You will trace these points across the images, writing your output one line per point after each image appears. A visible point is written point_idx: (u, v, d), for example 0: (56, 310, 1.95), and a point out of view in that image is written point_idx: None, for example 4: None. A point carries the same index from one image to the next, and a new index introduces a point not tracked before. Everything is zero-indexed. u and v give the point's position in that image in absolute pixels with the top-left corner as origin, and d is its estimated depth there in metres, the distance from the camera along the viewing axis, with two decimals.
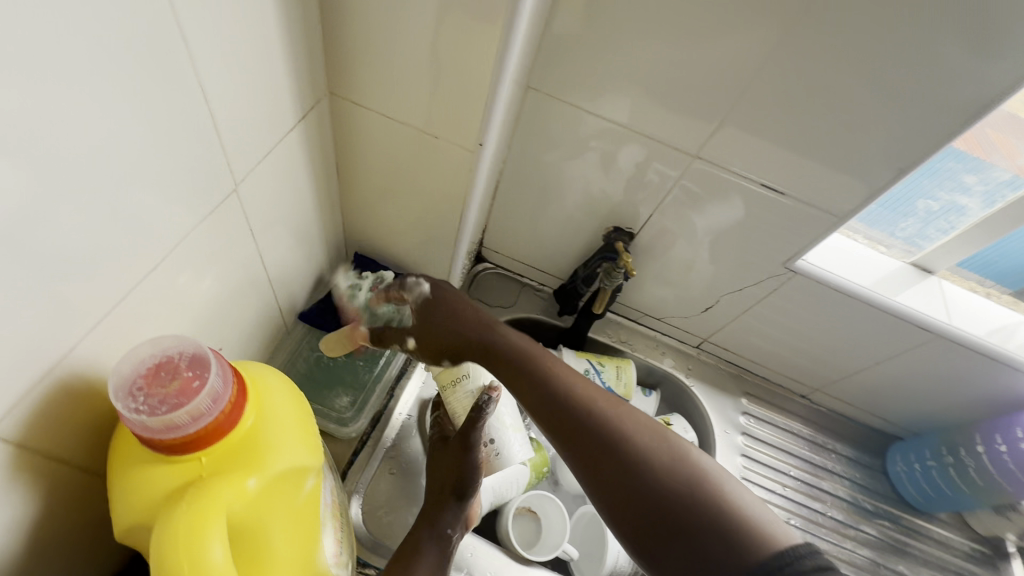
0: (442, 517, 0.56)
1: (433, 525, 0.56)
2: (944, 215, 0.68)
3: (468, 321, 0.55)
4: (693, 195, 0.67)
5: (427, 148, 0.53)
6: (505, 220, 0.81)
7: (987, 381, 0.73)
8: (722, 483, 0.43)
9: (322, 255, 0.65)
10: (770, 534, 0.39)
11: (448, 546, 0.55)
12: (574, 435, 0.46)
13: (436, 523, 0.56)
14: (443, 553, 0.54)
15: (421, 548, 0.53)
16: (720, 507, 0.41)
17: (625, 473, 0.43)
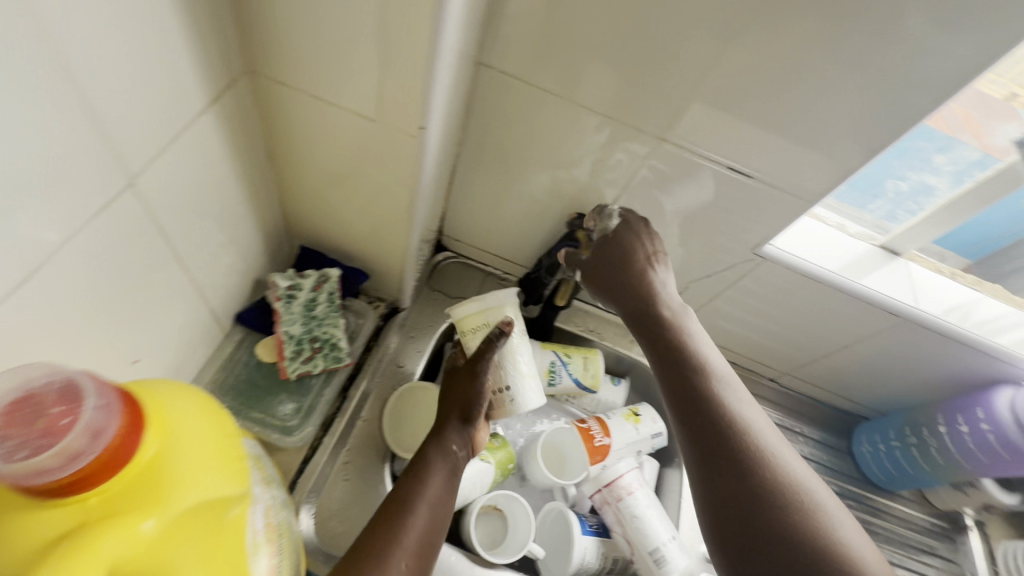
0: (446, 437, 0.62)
1: (438, 443, 0.61)
2: (913, 195, 0.67)
3: (650, 252, 0.65)
4: (659, 180, 0.64)
5: (366, 133, 0.48)
6: (466, 207, 0.76)
7: (952, 363, 0.73)
8: (807, 490, 0.49)
9: (261, 250, 0.60)
10: (830, 525, 0.46)
11: (455, 463, 0.61)
12: (721, 428, 0.53)
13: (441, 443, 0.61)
14: (449, 470, 0.60)
15: (429, 465, 0.59)
16: (795, 504, 0.47)
17: (752, 466, 0.50)
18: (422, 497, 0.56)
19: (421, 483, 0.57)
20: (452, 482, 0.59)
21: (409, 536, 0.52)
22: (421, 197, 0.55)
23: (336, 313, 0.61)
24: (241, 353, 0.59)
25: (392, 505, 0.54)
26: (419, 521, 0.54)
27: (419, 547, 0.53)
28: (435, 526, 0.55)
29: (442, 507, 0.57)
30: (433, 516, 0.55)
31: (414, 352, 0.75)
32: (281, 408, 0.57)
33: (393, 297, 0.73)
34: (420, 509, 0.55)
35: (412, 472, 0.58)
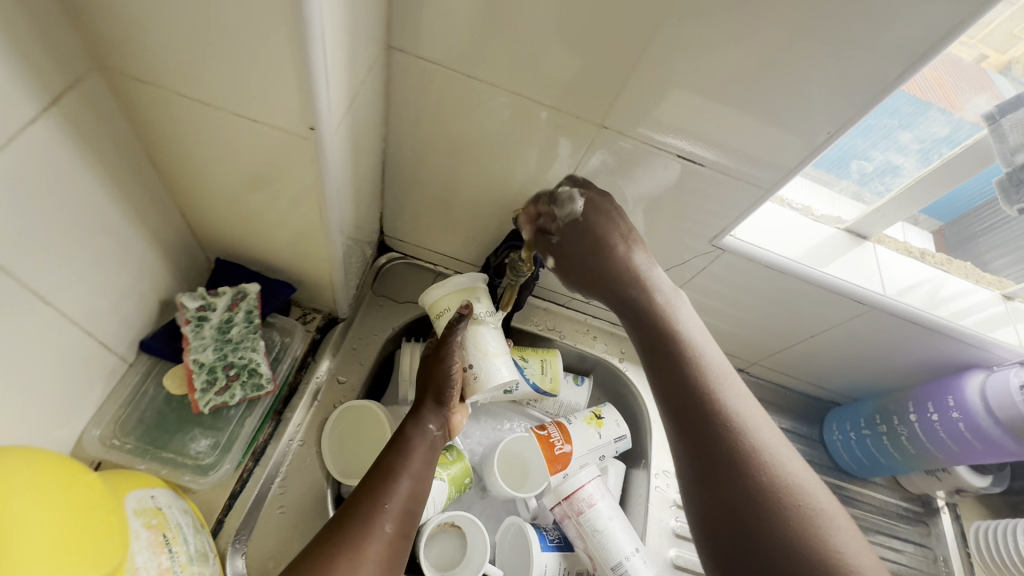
0: (425, 415, 0.62)
1: (418, 420, 0.62)
2: (879, 175, 0.63)
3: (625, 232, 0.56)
4: (606, 170, 0.59)
5: (258, 134, 0.42)
6: (404, 205, 0.70)
7: (922, 349, 0.70)
8: (805, 494, 0.42)
9: (164, 268, 0.54)
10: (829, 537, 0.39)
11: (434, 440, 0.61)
12: (708, 418, 0.45)
13: (420, 419, 0.62)
14: (429, 446, 0.60)
15: (410, 440, 0.59)
16: (790, 509, 0.41)
17: (743, 470, 0.42)
18: (405, 469, 0.57)
19: (402, 456, 0.58)
20: (433, 456, 0.60)
21: (393, 505, 0.54)
22: (335, 203, 0.49)
23: (255, 334, 0.56)
24: (147, 386, 0.53)
25: (376, 475, 0.55)
26: (401, 491, 0.55)
27: (402, 515, 0.54)
28: (418, 495, 0.56)
29: (424, 478, 0.58)
30: (415, 486, 0.56)
31: (356, 366, 0.70)
32: (196, 445, 0.52)
33: (329, 308, 0.67)
34: (403, 480, 0.56)
35: (393, 447, 0.59)
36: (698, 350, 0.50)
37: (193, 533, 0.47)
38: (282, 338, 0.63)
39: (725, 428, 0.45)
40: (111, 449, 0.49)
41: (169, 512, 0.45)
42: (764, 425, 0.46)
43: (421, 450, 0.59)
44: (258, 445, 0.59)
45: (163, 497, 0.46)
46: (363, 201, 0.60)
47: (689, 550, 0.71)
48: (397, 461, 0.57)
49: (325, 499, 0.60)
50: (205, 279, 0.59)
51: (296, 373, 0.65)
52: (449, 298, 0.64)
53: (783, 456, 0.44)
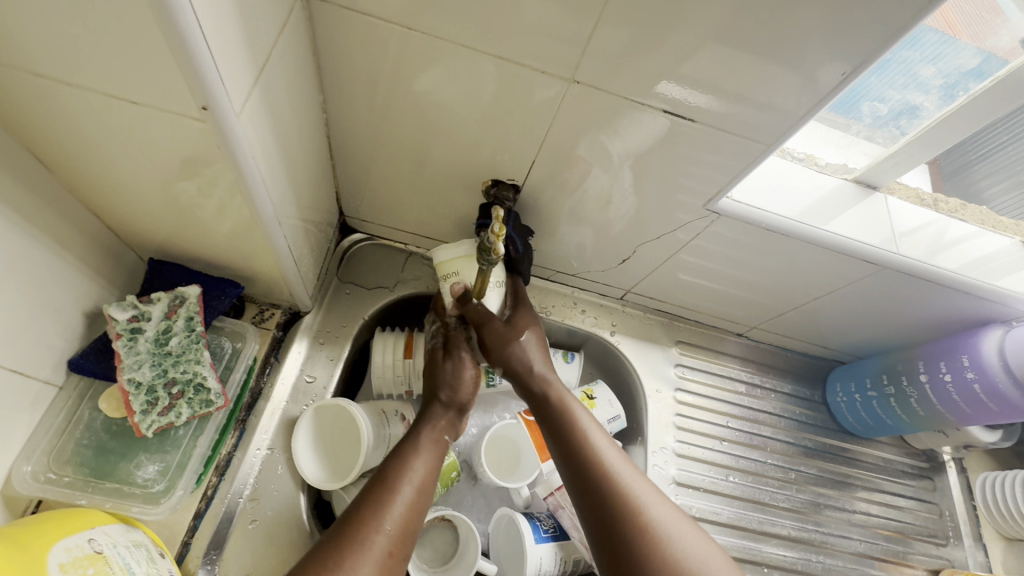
0: (439, 422, 0.59)
1: (433, 429, 0.58)
2: (895, 117, 0.55)
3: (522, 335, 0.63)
4: (583, 131, 0.51)
5: (150, 119, 0.35)
6: (360, 183, 0.63)
7: (937, 306, 0.65)
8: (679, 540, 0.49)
9: (83, 277, 0.47)
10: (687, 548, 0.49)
11: (442, 451, 0.58)
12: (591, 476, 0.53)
13: (435, 428, 0.59)
14: (440, 454, 0.57)
15: (418, 448, 0.56)
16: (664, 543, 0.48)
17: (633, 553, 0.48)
18: (409, 480, 0.52)
19: (405, 462, 0.53)
20: (436, 472, 0.55)
21: (394, 519, 0.48)
22: (263, 192, 0.42)
23: (198, 345, 0.51)
24: (84, 408, 0.48)
25: (377, 486, 0.50)
26: (403, 505, 0.50)
27: (402, 531, 0.48)
28: (418, 512, 0.51)
29: (427, 492, 0.53)
30: (418, 501, 0.51)
31: (327, 362, 0.65)
32: (143, 472, 0.48)
33: (288, 302, 0.61)
34: (404, 491, 0.51)
35: (395, 458, 0.54)
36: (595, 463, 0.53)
37: (146, 568, 0.42)
38: (234, 342, 0.58)
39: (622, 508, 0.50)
40: (47, 484, 0.44)
41: (112, 553, 0.40)
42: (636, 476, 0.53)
43: (427, 461, 0.55)
44: (221, 459, 0.54)
45: (107, 535, 0.41)
46: (306, 183, 0.52)
47: None
48: (399, 473, 0.52)
49: (301, 508, 0.57)
50: (140, 283, 0.53)
51: (258, 376, 0.59)
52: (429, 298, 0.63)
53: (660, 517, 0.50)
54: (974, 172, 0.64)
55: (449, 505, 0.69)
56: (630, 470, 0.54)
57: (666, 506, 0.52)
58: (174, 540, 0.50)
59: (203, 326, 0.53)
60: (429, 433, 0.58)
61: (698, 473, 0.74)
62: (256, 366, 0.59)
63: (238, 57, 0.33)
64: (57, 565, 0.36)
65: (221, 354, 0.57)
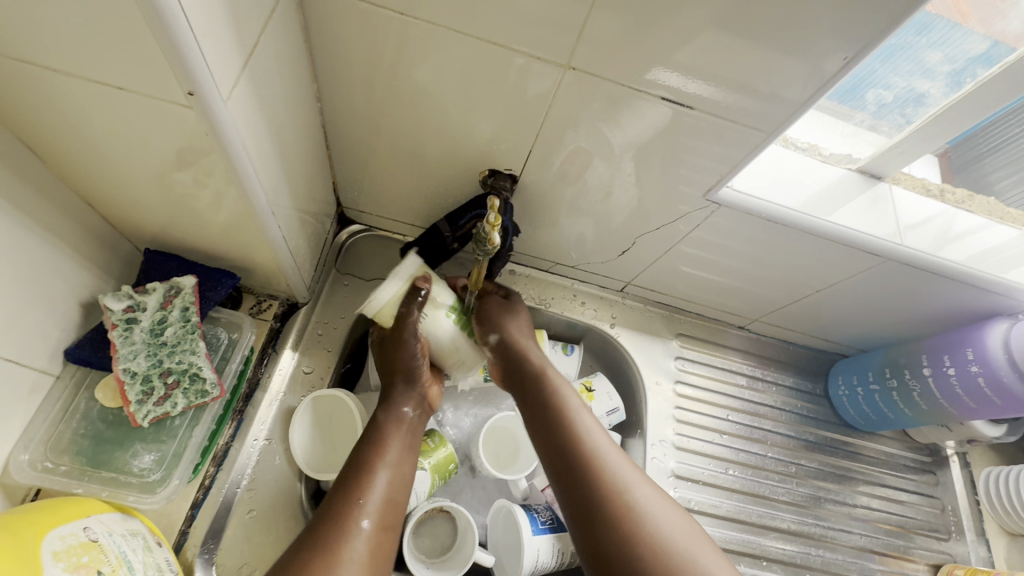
0: (398, 399, 0.58)
1: (389, 408, 0.58)
2: (900, 105, 0.54)
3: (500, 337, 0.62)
4: (582, 119, 0.50)
5: (137, 106, 0.34)
6: (357, 173, 0.62)
7: (942, 298, 0.64)
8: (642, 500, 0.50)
9: (78, 267, 0.47)
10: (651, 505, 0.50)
11: (410, 427, 0.57)
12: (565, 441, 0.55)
13: (394, 409, 0.58)
14: (408, 429, 0.57)
15: (385, 430, 0.56)
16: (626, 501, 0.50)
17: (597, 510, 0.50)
18: (384, 460, 0.53)
19: (377, 447, 0.54)
20: (412, 445, 0.56)
21: (373, 498, 0.50)
22: (255, 180, 0.41)
23: (193, 335, 0.51)
24: (81, 398, 0.48)
25: (352, 471, 0.51)
26: (381, 483, 0.51)
27: (383, 505, 0.50)
28: (400, 485, 0.53)
29: (406, 465, 0.54)
30: (396, 475, 0.53)
31: (324, 353, 0.65)
32: (139, 462, 0.48)
33: (285, 294, 0.61)
34: (382, 474, 0.52)
35: (367, 440, 0.55)
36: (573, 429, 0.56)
37: (143, 557, 0.42)
38: (230, 334, 0.57)
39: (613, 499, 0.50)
40: (44, 473, 0.45)
41: (108, 541, 0.40)
42: (629, 468, 0.52)
43: (397, 437, 0.56)
44: (218, 449, 0.54)
45: (103, 524, 0.42)
46: (301, 172, 0.52)
47: None
48: (373, 455, 0.53)
49: (300, 498, 0.57)
50: (136, 273, 0.53)
51: (255, 366, 0.59)
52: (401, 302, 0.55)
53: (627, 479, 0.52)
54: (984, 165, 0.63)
55: (448, 497, 0.69)
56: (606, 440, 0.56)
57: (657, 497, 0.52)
58: (172, 530, 0.50)
59: (199, 317, 0.53)
60: (388, 411, 0.57)
61: (697, 466, 0.73)
62: (253, 357, 0.59)
63: (224, 42, 0.32)
64: (50, 553, 0.36)
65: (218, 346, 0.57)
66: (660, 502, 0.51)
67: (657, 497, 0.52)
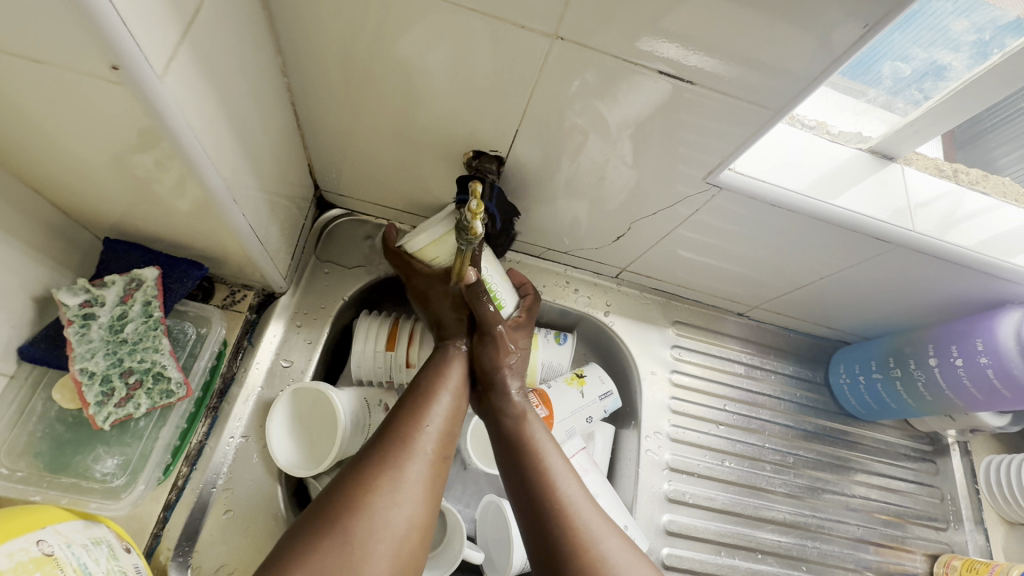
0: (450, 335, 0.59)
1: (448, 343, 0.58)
2: (918, 80, 0.50)
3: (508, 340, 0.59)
4: (576, 96, 0.46)
5: (64, 83, 0.30)
6: (333, 154, 0.58)
7: (953, 286, 0.60)
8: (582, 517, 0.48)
9: (28, 260, 0.44)
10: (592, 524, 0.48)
11: (466, 369, 0.57)
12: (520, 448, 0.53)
13: (452, 339, 0.59)
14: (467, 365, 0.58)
15: (443, 363, 0.56)
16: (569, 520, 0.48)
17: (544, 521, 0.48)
18: (442, 390, 0.53)
19: (436, 377, 0.54)
20: (463, 382, 0.56)
21: (431, 425, 0.49)
22: (209, 164, 0.38)
23: (156, 332, 0.48)
24: (38, 400, 0.45)
25: (412, 398, 0.50)
26: (440, 413, 0.51)
27: (440, 435, 0.49)
28: (455, 419, 0.52)
29: (460, 399, 0.54)
30: (454, 409, 0.52)
31: (303, 345, 0.62)
32: (101, 466, 0.45)
33: (260, 283, 0.58)
34: (440, 401, 0.52)
35: (425, 370, 0.55)
36: (531, 434, 0.54)
37: (106, 567, 0.40)
38: (198, 328, 0.54)
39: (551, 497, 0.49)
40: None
41: (65, 554, 0.38)
42: (574, 482, 0.51)
43: (454, 370, 0.56)
44: (191, 448, 0.51)
45: (60, 534, 0.39)
46: (267, 153, 0.48)
47: (681, 515, 0.68)
48: (432, 385, 0.53)
49: (279, 497, 0.54)
50: (96, 264, 0.49)
51: (229, 361, 0.56)
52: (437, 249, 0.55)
53: (572, 493, 0.50)
54: (989, 139, 0.63)
55: None
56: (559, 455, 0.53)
57: (589, 504, 0.50)
58: (143, 531, 0.48)
59: (162, 311, 0.50)
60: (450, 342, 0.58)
61: (693, 457, 0.71)
62: (226, 351, 0.56)
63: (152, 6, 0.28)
64: None
65: (185, 340, 0.53)
66: (603, 526, 0.48)
67: (606, 525, 0.49)
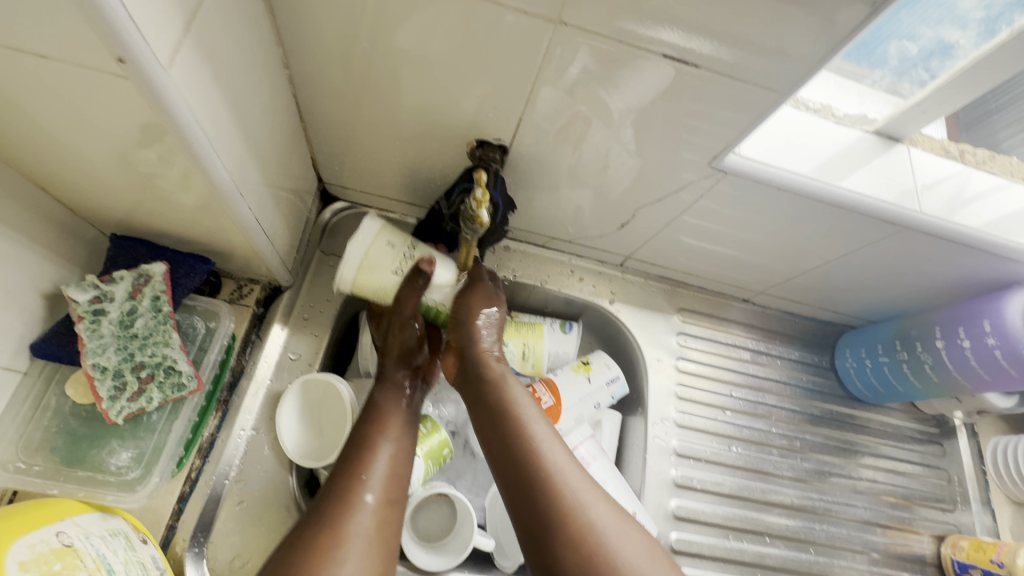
0: (389, 373, 0.56)
1: (388, 386, 0.55)
2: (925, 59, 0.50)
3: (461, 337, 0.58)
4: (580, 83, 0.46)
5: (68, 78, 0.30)
6: (336, 146, 0.58)
7: (961, 267, 0.60)
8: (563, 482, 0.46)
9: (36, 258, 0.44)
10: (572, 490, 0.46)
11: (410, 415, 0.54)
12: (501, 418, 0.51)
13: (393, 388, 0.55)
14: (408, 409, 0.54)
15: (383, 409, 0.53)
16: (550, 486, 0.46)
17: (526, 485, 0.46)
18: (385, 436, 0.50)
19: (377, 426, 0.51)
20: (412, 424, 0.53)
21: (375, 472, 0.46)
22: (214, 157, 0.38)
23: (165, 326, 0.49)
24: (51, 396, 0.46)
25: (351, 451, 0.48)
26: (385, 456, 0.48)
27: (387, 479, 0.47)
28: (404, 460, 0.49)
29: (408, 441, 0.51)
30: (399, 450, 0.49)
31: (310, 338, 0.62)
32: (116, 459, 0.46)
33: (266, 277, 0.58)
34: (383, 447, 0.49)
35: (366, 418, 0.52)
36: (511, 401, 0.52)
37: (124, 558, 0.41)
38: (207, 322, 0.55)
39: (534, 475, 0.46)
40: (17, 473, 0.43)
41: (84, 545, 0.39)
42: (555, 445, 0.49)
43: (397, 414, 0.53)
44: (204, 441, 0.52)
45: (78, 526, 0.40)
46: (270, 146, 0.48)
47: (689, 500, 0.69)
48: (374, 432, 0.50)
49: (292, 487, 0.55)
50: (103, 261, 0.50)
51: (238, 355, 0.56)
52: (370, 269, 0.55)
53: (552, 456, 0.48)
54: (994, 120, 0.63)
55: (445, 481, 0.67)
56: (542, 424, 0.51)
57: (573, 469, 0.47)
58: (159, 523, 0.48)
59: (172, 306, 0.50)
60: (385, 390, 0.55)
61: (700, 444, 0.72)
62: (235, 345, 0.56)
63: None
64: (16, 564, 0.34)
65: (194, 334, 0.54)
66: (586, 490, 0.46)
67: (589, 488, 0.47)
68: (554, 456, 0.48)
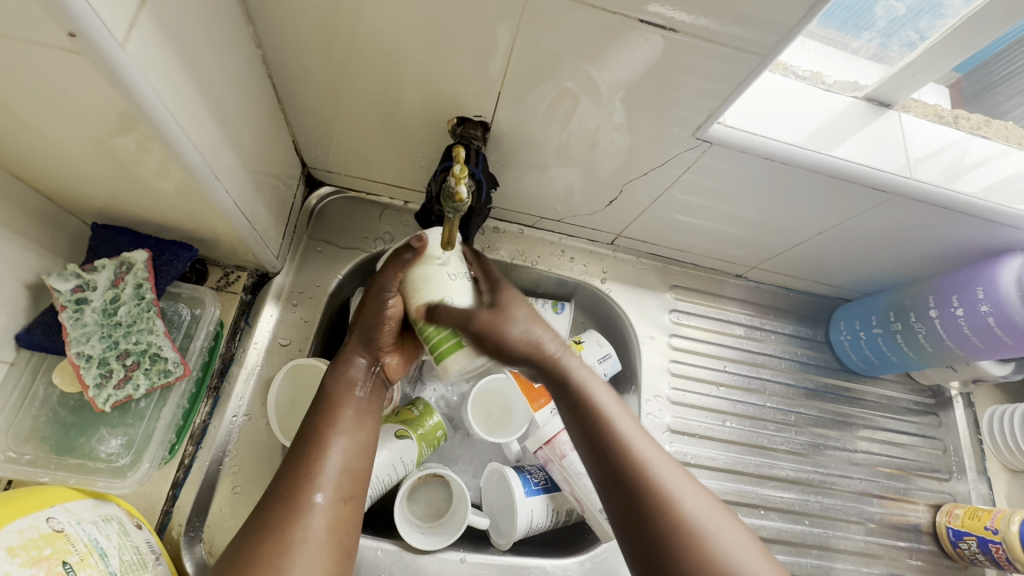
0: (347, 354, 0.53)
1: (344, 370, 0.52)
2: (914, 18, 0.49)
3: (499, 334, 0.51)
4: (563, 56, 0.45)
5: (22, 61, 0.30)
6: (318, 130, 0.57)
7: (955, 235, 0.59)
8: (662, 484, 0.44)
9: (18, 248, 0.43)
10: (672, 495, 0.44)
11: (367, 404, 0.51)
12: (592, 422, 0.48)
13: (347, 370, 0.52)
14: (360, 397, 0.51)
15: (335, 395, 0.50)
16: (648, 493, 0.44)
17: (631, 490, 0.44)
18: (338, 429, 0.48)
19: (329, 418, 0.48)
20: (368, 413, 0.51)
21: (327, 470, 0.45)
22: (183, 140, 0.37)
23: (149, 313, 0.49)
24: (38, 385, 0.46)
25: (302, 446, 0.46)
26: (338, 452, 0.46)
27: (341, 477, 0.45)
28: (359, 454, 0.48)
29: (365, 433, 0.49)
30: (354, 444, 0.48)
31: (299, 323, 0.62)
32: (106, 446, 0.47)
33: (254, 264, 0.58)
34: (337, 442, 0.47)
35: (318, 408, 0.49)
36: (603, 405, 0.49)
37: (117, 542, 0.41)
38: (192, 309, 0.55)
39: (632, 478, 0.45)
40: (8, 462, 0.44)
41: (75, 530, 0.39)
42: (650, 446, 0.47)
43: (351, 404, 0.50)
44: (196, 428, 0.52)
45: (69, 512, 0.40)
46: (246, 128, 0.47)
47: None
48: (326, 425, 0.48)
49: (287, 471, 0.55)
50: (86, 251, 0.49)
51: (228, 342, 0.56)
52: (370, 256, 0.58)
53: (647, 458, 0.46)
54: (997, 93, 0.61)
55: (440, 463, 0.68)
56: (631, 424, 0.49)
57: (682, 483, 0.45)
58: (152, 509, 0.49)
59: (156, 293, 0.50)
60: (339, 376, 0.51)
61: (693, 420, 0.72)
62: (224, 332, 0.56)
63: None
64: (5, 549, 0.34)
65: (177, 324, 0.53)
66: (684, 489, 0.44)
67: (688, 489, 0.45)
68: (660, 473, 0.45)
